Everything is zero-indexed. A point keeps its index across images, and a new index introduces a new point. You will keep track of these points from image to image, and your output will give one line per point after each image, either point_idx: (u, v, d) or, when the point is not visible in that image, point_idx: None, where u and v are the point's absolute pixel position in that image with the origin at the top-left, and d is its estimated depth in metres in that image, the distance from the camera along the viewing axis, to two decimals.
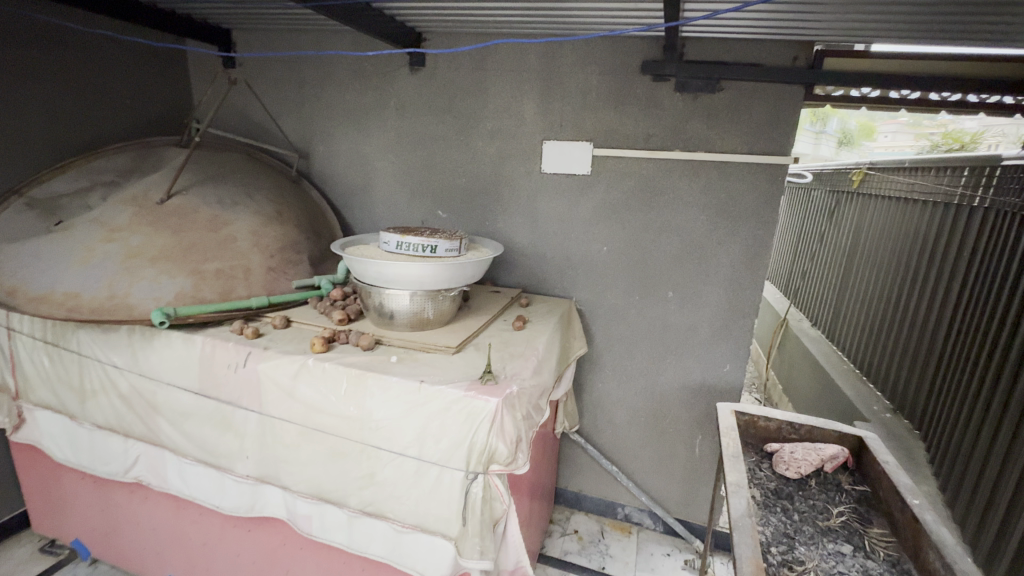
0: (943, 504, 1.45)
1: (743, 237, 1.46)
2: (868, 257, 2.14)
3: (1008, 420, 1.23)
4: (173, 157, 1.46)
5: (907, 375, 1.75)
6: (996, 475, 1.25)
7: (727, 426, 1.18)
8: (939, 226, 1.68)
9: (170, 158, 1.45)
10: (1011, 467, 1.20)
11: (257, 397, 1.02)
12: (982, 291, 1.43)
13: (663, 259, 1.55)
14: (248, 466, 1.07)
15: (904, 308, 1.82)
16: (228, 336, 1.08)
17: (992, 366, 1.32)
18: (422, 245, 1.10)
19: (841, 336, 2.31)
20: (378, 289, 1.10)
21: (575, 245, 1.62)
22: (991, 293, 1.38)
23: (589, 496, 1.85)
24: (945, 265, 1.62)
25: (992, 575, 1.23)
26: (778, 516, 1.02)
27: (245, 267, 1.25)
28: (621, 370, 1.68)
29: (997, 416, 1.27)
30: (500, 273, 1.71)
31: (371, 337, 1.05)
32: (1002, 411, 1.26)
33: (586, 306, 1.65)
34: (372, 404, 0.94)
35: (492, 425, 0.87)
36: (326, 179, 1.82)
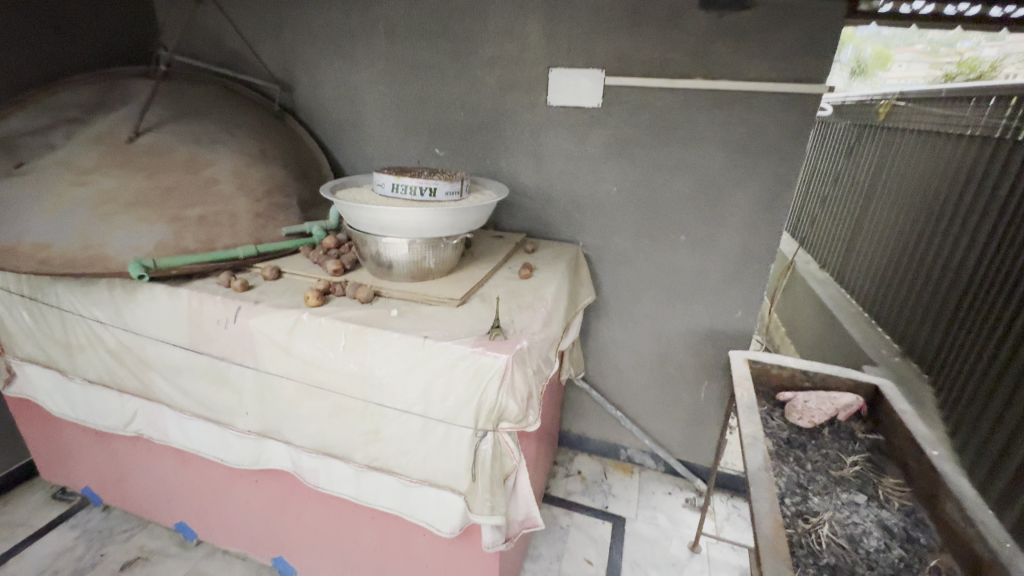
0: (951, 448, 1.46)
1: (765, 177, 1.35)
2: (888, 195, 2.03)
3: None
4: (140, 90, 1.31)
5: (923, 322, 1.70)
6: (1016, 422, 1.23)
7: (741, 375, 1.14)
8: (975, 163, 1.56)
9: (137, 91, 1.30)
10: None
11: (251, 354, 0.96)
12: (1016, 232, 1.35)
13: (677, 200, 1.44)
14: (248, 422, 1.04)
15: (926, 251, 1.73)
16: (216, 289, 1.00)
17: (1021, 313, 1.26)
18: (420, 187, 1.00)
19: (851, 278, 2.25)
20: (374, 237, 1.02)
21: (583, 186, 1.51)
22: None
23: (592, 439, 1.87)
24: (978, 204, 1.52)
25: (1002, 517, 1.23)
26: (791, 467, 1.00)
27: (229, 214, 1.15)
28: (627, 317, 1.63)
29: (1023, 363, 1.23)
30: (503, 217, 1.62)
31: (370, 289, 0.98)
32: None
33: (593, 251, 1.58)
34: (374, 360, 0.88)
35: (501, 382, 0.82)
36: (311, 114, 1.67)
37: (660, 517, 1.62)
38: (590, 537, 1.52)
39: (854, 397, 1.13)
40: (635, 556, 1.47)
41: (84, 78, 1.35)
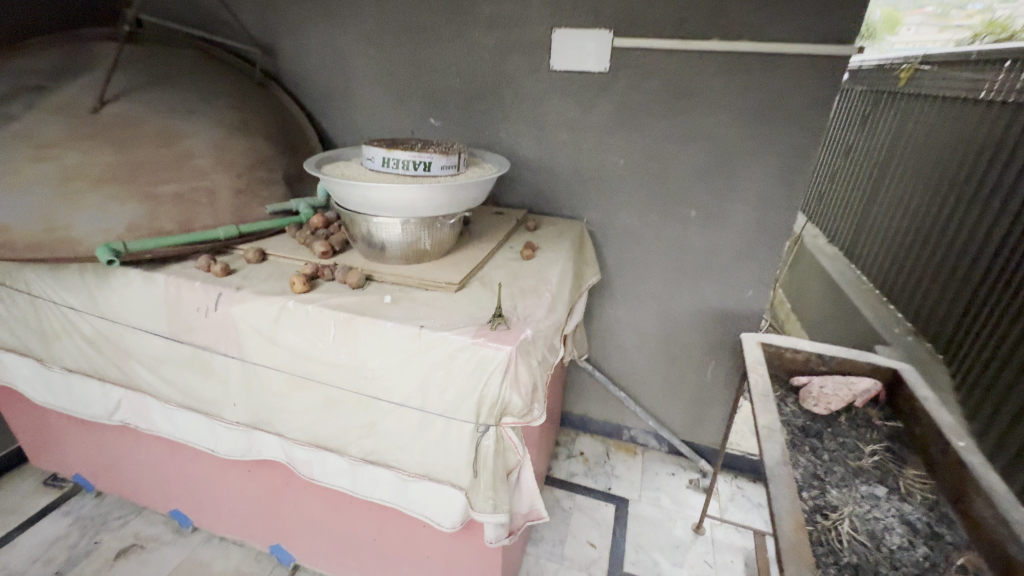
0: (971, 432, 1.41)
1: (784, 147, 1.26)
2: (904, 167, 1.93)
3: None
4: (106, 54, 1.20)
5: (943, 303, 1.63)
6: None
7: (755, 360, 1.09)
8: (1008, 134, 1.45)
9: (104, 55, 1.19)
10: None
11: (235, 344, 0.89)
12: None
13: (688, 173, 1.35)
14: (236, 413, 0.98)
15: (948, 229, 1.64)
16: (196, 273, 0.93)
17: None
18: (413, 161, 0.92)
19: (862, 253, 2.18)
20: (364, 216, 0.94)
21: (588, 159, 1.42)
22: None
23: (595, 419, 1.84)
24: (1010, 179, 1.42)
25: None
26: (807, 457, 0.96)
27: (208, 191, 1.07)
28: (633, 296, 1.57)
29: None
30: (503, 192, 1.53)
31: (361, 274, 0.91)
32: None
33: (598, 228, 1.50)
34: (366, 350, 0.82)
35: (504, 376, 0.76)
36: (297, 80, 1.55)
37: (664, 498, 1.60)
38: (593, 520, 1.51)
39: (873, 382, 1.08)
40: (638, 539, 1.45)
41: (44, 39, 1.23)
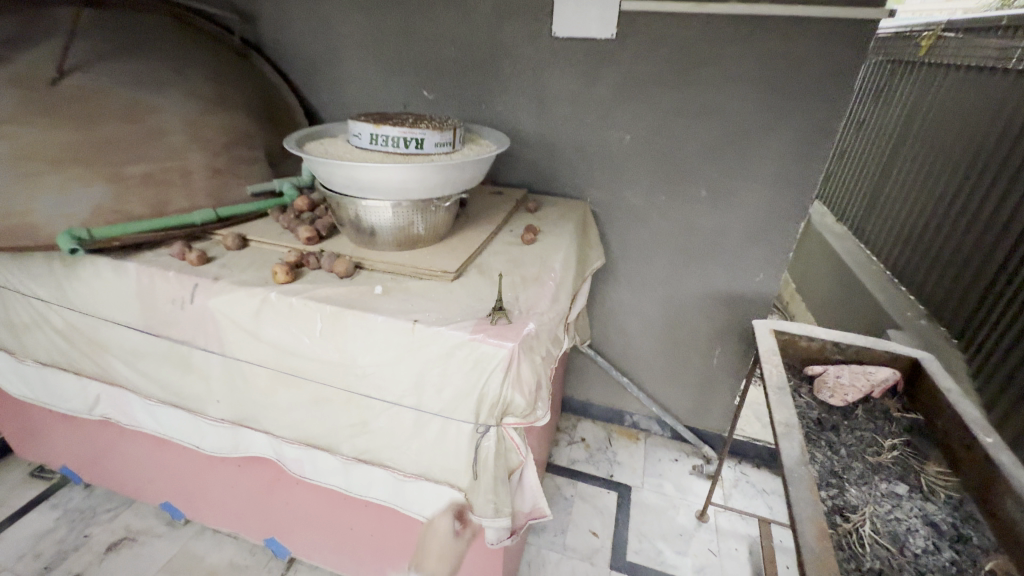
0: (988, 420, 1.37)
1: (803, 121, 1.17)
2: (920, 141, 1.84)
3: None
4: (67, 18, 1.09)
5: (962, 288, 1.56)
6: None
7: (768, 349, 1.03)
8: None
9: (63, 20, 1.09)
10: None
11: (214, 338, 0.83)
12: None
13: (699, 150, 1.27)
14: (221, 410, 0.93)
15: (970, 209, 1.56)
16: (170, 261, 0.86)
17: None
18: (404, 138, 0.83)
19: (872, 232, 2.11)
20: (351, 199, 0.86)
21: (592, 135, 1.33)
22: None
23: (596, 404, 1.80)
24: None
25: None
26: (823, 452, 0.91)
27: (182, 171, 0.99)
28: (638, 280, 1.50)
29: None
30: (501, 171, 1.45)
31: (350, 262, 0.84)
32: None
33: (602, 208, 1.42)
34: (356, 346, 0.76)
35: (506, 374, 0.70)
36: (279, 49, 1.44)
37: (667, 485, 1.57)
38: (595, 508, 1.48)
39: (891, 372, 1.03)
40: (641, 528, 1.43)
41: None
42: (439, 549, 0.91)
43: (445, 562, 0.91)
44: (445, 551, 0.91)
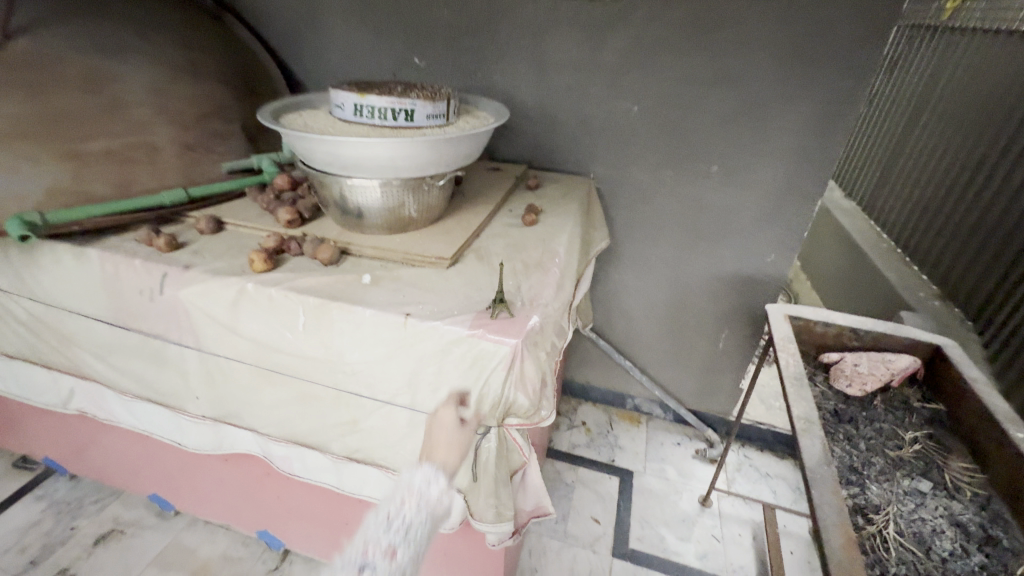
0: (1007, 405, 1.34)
1: (825, 90, 1.08)
2: (938, 112, 1.75)
3: None
4: None
5: (982, 270, 1.50)
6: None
7: (784, 337, 0.97)
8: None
9: None
10: None
11: (189, 332, 0.76)
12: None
13: (711, 122, 1.18)
14: (202, 406, 0.87)
15: (993, 186, 1.48)
16: (137, 248, 0.78)
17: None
18: (392, 109, 0.75)
19: (884, 208, 2.03)
20: (336, 177, 0.78)
21: (596, 106, 1.24)
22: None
23: (597, 387, 1.76)
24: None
25: None
26: (842, 446, 0.86)
27: (151, 144, 0.89)
28: (643, 261, 1.43)
29: None
30: (499, 145, 1.35)
31: (335, 248, 0.76)
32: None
33: (606, 186, 1.34)
34: (343, 342, 0.69)
35: (508, 373, 0.64)
36: (257, 11, 1.32)
37: (669, 470, 1.54)
38: (597, 494, 1.45)
39: (913, 360, 0.97)
40: (643, 514, 1.40)
41: None
42: (446, 435, 0.62)
43: (457, 449, 0.62)
44: (452, 435, 0.62)
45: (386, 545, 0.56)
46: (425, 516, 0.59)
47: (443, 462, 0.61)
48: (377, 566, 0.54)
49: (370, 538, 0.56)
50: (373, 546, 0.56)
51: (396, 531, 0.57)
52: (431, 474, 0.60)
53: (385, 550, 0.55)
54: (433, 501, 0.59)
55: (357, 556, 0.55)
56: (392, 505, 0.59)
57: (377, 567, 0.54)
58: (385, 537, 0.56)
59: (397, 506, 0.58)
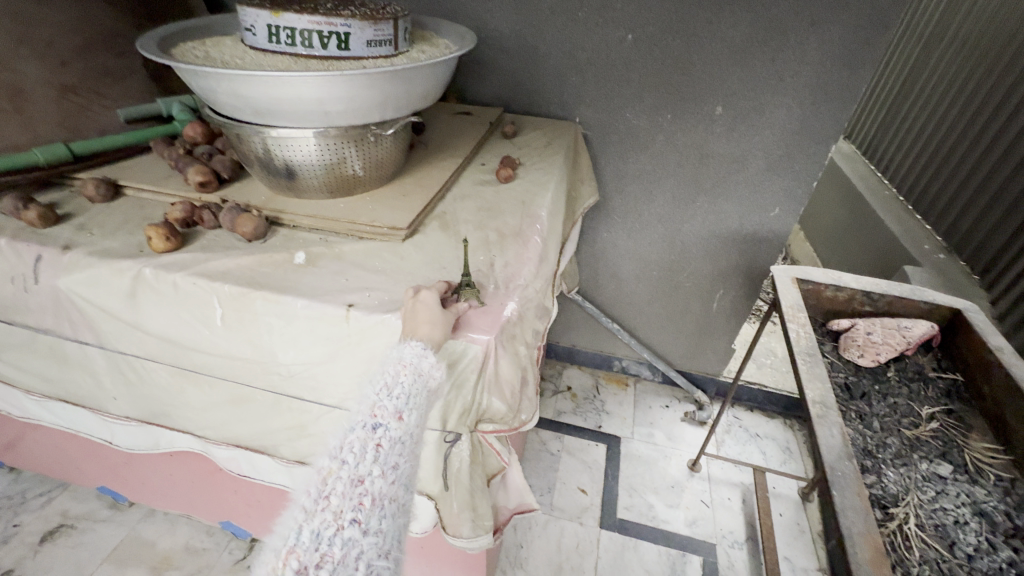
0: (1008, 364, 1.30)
1: (853, 12, 0.91)
2: (956, 42, 1.57)
3: None
4: None
5: (993, 223, 1.40)
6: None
7: (794, 304, 0.86)
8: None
9: None
10: None
11: (84, 326, 0.61)
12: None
13: (718, 53, 1.01)
14: (122, 407, 0.73)
15: (1010, 126, 1.35)
16: (3, 224, 0.61)
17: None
18: (317, 31, 0.57)
19: (887, 152, 1.91)
20: (253, 127, 0.61)
21: (583, 33, 1.04)
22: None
23: (584, 350, 1.67)
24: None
25: None
26: (855, 426, 0.78)
27: (16, 83, 0.69)
28: (635, 217, 1.29)
29: None
30: (470, 84, 1.16)
31: (260, 219, 0.61)
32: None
33: (595, 131, 1.17)
34: (272, 338, 0.55)
35: (480, 376, 0.52)
36: None
37: (658, 434, 1.49)
38: (583, 463, 1.39)
39: (930, 326, 0.88)
40: (632, 482, 1.35)
41: None
42: (428, 313, 0.49)
43: (444, 323, 0.48)
44: (436, 314, 0.49)
45: (393, 409, 0.43)
46: (422, 387, 0.46)
47: (432, 335, 0.47)
48: (390, 426, 0.43)
49: (374, 401, 0.44)
50: (380, 409, 0.43)
51: (399, 397, 0.44)
52: (423, 346, 0.47)
53: (393, 412, 0.43)
54: (429, 375, 0.46)
55: (365, 417, 0.43)
56: (386, 374, 0.45)
57: (390, 428, 0.43)
58: (389, 401, 0.44)
59: (392, 375, 0.45)
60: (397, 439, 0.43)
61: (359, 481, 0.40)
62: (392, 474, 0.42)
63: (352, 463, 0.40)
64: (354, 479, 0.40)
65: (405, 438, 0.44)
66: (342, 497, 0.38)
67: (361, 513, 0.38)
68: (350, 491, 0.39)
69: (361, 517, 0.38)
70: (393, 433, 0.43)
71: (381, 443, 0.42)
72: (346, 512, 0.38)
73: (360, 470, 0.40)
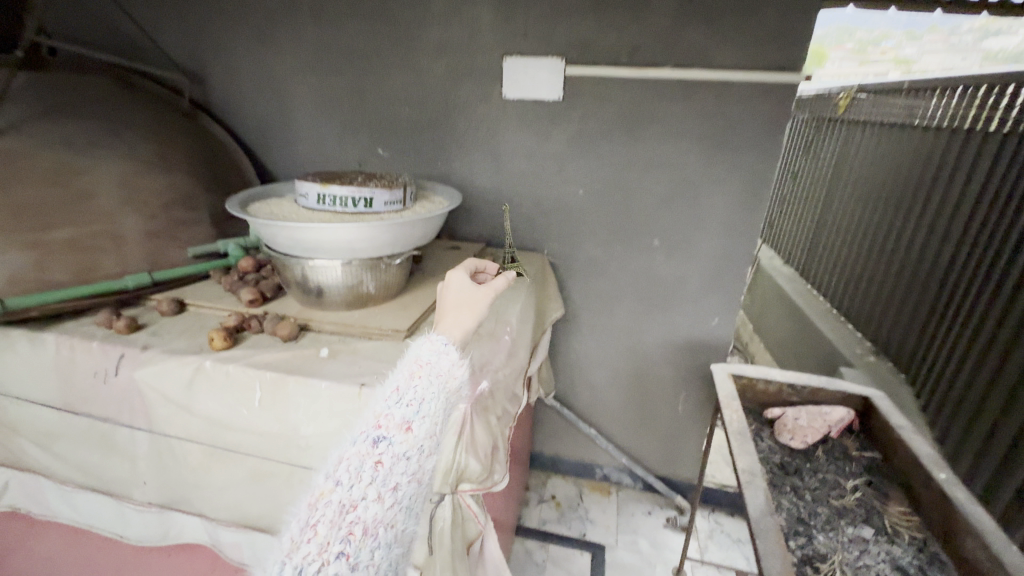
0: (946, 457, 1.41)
1: (742, 174, 1.24)
2: (849, 187, 1.99)
3: None
4: None
5: (904, 325, 1.65)
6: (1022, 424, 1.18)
7: (729, 395, 1.02)
8: (954, 164, 1.49)
9: None
10: None
11: (141, 413, 0.76)
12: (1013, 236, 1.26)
13: (650, 202, 1.32)
14: (148, 492, 0.84)
15: (903, 246, 1.66)
16: (94, 331, 0.80)
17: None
18: (351, 197, 0.84)
19: (816, 273, 2.24)
20: (297, 259, 0.84)
21: (547, 189, 1.36)
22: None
23: (566, 459, 1.75)
24: (966, 205, 1.44)
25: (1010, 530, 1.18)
26: (789, 497, 0.91)
27: (116, 232, 0.93)
28: (600, 330, 1.51)
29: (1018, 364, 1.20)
30: (459, 225, 1.45)
31: (295, 324, 0.80)
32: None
33: (561, 260, 1.44)
34: (297, 416, 0.71)
35: (460, 437, 0.65)
36: (228, 110, 1.42)
37: (642, 541, 1.51)
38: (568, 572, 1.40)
39: (847, 411, 1.04)
40: None
41: None
42: (454, 296, 0.66)
43: (465, 307, 0.65)
44: (462, 296, 0.66)
45: (399, 420, 0.53)
46: (436, 387, 0.57)
47: (450, 330, 0.63)
48: (394, 442, 0.52)
49: (382, 413, 0.54)
50: (388, 420, 0.53)
51: (408, 408, 0.54)
52: (445, 341, 0.61)
53: (399, 424, 0.53)
54: (445, 372, 0.59)
55: (371, 431, 0.52)
56: (401, 380, 0.57)
57: (393, 442, 0.52)
58: (398, 413, 0.54)
59: (406, 379, 0.57)
60: (398, 454, 0.52)
61: (350, 508, 0.48)
62: (389, 497, 0.50)
63: (348, 484, 0.49)
64: (346, 506, 0.48)
65: (406, 451, 0.52)
66: (331, 527, 0.47)
67: (349, 545, 0.47)
68: (339, 520, 0.48)
69: (349, 550, 0.47)
70: (397, 446, 0.52)
71: (381, 460, 0.51)
72: (333, 546, 0.46)
73: (353, 496, 0.49)
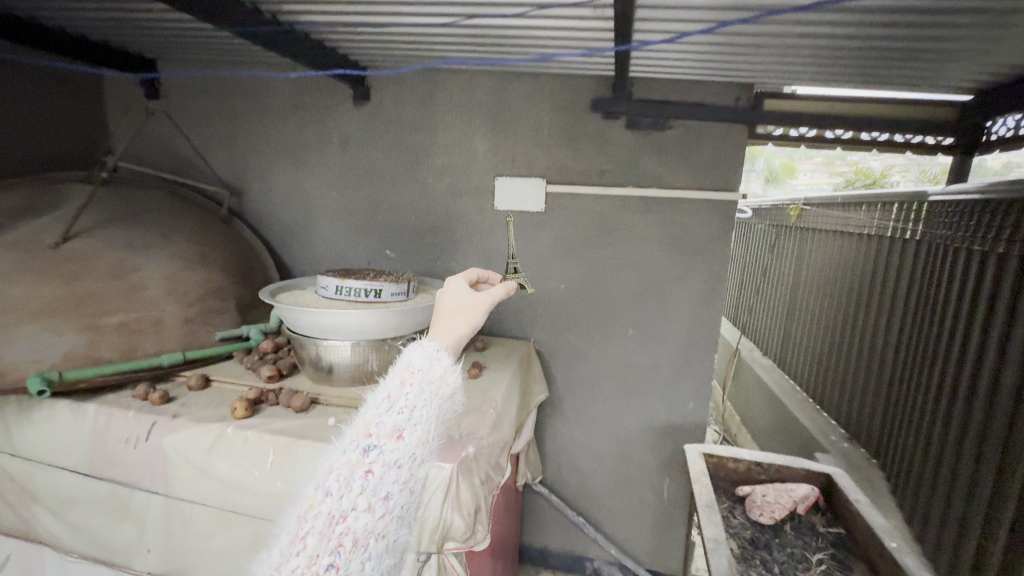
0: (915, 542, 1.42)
1: (700, 272, 1.44)
2: (810, 284, 2.20)
3: (969, 450, 1.23)
4: (72, 186, 1.24)
5: (869, 412, 1.74)
6: (966, 497, 1.23)
7: (699, 471, 1.11)
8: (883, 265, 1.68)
9: (66, 188, 1.22)
10: (977, 506, 1.19)
11: (161, 477, 0.85)
12: (932, 326, 1.41)
13: (623, 296, 1.50)
14: (149, 561, 0.89)
15: (859, 334, 1.81)
16: (130, 403, 0.91)
17: (954, 398, 1.30)
18: (364, 289, 1.00)
19: (792, 363, 2.36)
20: (313, 339, 0.98)
21: (533, 284, 1.55)
22: (945, 320, 1.36)
23: (556, 552, 1.72)
24: (896, 300, 1.60)
25: None
26: (758, 571, 0.97)
27: (158, 318, 1.08)
28: (585, 414, 1.60)
29: (958, 444, 1.27)
30: None
31: (307, 397, 0.92)
32: (965, 424, 1.25)
33: (547, 348, 1.58)
34: (305, 478, 0.80)
35: (446, 495, 0.75)
36: (259, 216, 1.65)
37: None
38: None
39: (811, 488, 1.11)
40: None
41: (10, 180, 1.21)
42: (453, 301, 0.73)
43: (459, 314, 0.72)
44: (457, 302, 0.73)
45: (391, 428, 0.61)
46: (429, 394, 0.65)
47: (445, 336, 0.70)
48: (383, 450, 0.60)
49: (374, 421, 0.61)
50: (377, 430, 0.61)
51: (399, 418, 0.62)
52: (437, 347, 0.68)
53: (390, 432, 0.61)
54: (439, 377, 0.67)
55: (362, 439, 0.60)
56: (394, 387, 0.64)
57: (382, 451, 0.60)
58: (388, 422, 0.61)
59: (399, 387, 0.64)
60: (387, 462, 0.60)
61: (340, 518, 0.57)
62: (380, 504, 0.59)
63: (337, 494, 0.57)
64: (336, 516, 0.56)
65: (395, 459, 0.60)
66: (321, 537, 0.56)
67: (339, 556, 0.55)
68: (329, 531, 0.56)
69: (339, 561, 0.55)
70: (386, 454, 0.60)
71: (371, 469, 0.59)
72: (323, 557, 0.55)
73: (342, 507, 0.57)
